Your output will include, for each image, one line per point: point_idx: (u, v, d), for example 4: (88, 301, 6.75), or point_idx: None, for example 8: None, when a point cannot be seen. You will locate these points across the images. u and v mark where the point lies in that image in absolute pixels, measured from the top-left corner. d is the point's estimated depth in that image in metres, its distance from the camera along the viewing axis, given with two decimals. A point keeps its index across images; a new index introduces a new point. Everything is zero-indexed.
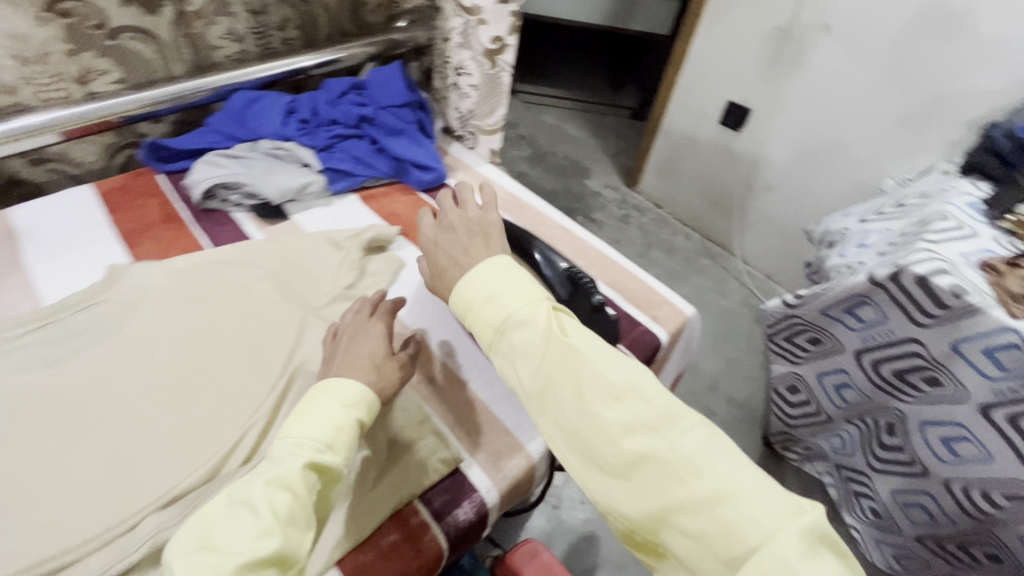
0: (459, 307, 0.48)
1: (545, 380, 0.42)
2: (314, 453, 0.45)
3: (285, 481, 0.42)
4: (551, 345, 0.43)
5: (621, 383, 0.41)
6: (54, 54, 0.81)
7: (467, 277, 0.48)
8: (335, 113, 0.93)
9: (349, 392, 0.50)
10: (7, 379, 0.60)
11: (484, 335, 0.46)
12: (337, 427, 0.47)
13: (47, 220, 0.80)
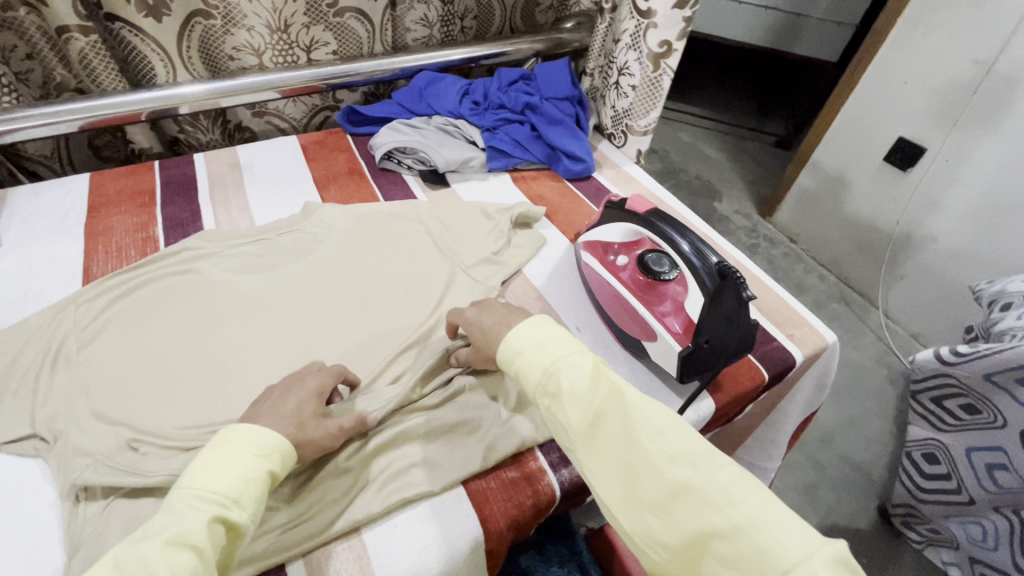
0: (508, 355, 0.51)
1: (593, 417, 0.44)
2: (220, 509, 0.40)
3: (188, 540, 0.37)
4: (596, 384, 0.45)
5: (663, 418, 0.43)
6: (294, 24, 0.98)
7: (513, 332, 0.51)
8: (505, 98, 1.02)
9: (263, 441, 0.45)
10: (229, 277, 0.74)
11: (535, 379, 0.48)
12: (250, 480, 0.42)
13: (264, 160, 0.97)
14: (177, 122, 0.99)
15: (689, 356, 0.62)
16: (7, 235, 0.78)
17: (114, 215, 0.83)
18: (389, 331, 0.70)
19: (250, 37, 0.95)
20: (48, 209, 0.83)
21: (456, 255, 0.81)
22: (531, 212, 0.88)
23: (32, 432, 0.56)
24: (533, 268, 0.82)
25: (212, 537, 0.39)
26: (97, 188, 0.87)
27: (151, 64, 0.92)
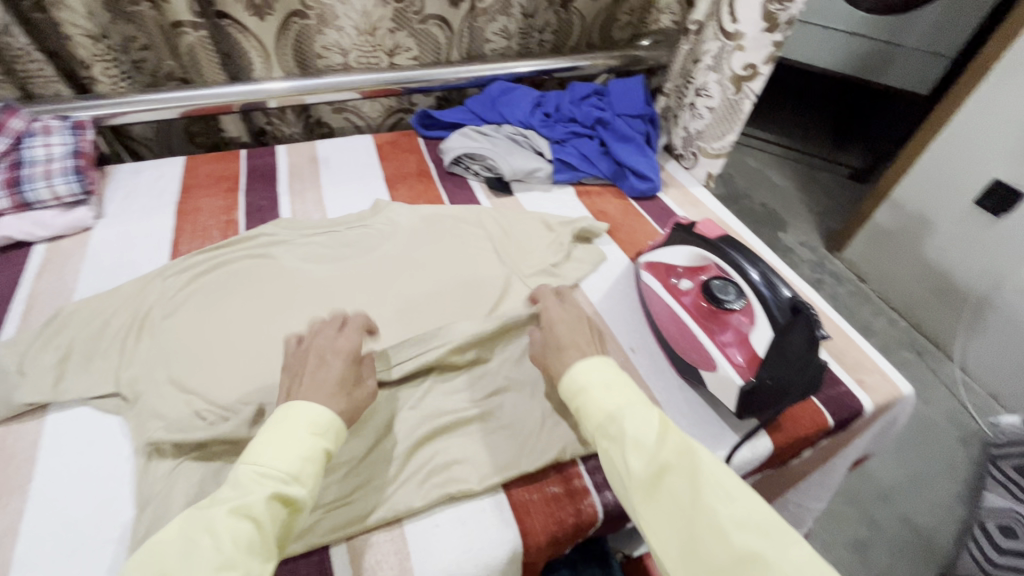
0: (570, 390, 0.52)
1: (658, 467, 0.44)
2: (279, 484, 0.42)
3: (249, 511, 0.40)
4: (664, 437, 0.46)
5: (734, 483, 0.42)
6: (381, 29, 1.02)
7: (581, 366, 0.53)
8: (576, 112, 1.02)
9: (318, 418, 0.47)
10: (298, 264, 0.78)
11: (597, 420, 0.49)
12: (307, 459, 0.45)
13: (340, 155, 1.01)
14: (265, 115, 1.07)
15: (749, 393, 0.60)
16: (108, 207, 0.85)
17: (201, 197, 0.89)
18: (444, 332, 0.71)
19: (340, 38, 1.01)
20: (146, 187, 0.90)
21: (515, 263, 0.82)
22: (594, 227, 0.87)
23: (116, 391, 0.61)
24: (590, 283, 0.82)
25: (272, 510, 0.41)
26: (190, 170, 0.94)
27: (249, 58, 0.98)
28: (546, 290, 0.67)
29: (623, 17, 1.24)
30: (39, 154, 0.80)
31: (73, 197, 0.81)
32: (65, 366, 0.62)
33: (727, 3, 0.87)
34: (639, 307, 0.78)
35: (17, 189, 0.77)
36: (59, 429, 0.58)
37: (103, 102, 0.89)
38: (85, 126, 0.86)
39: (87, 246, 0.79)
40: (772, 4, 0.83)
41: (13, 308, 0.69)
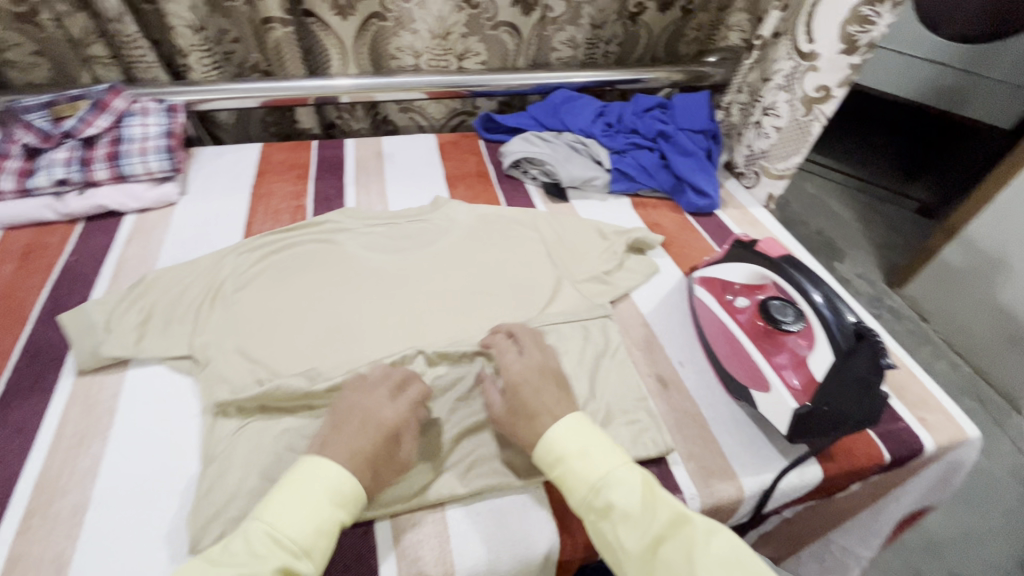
0: (548, 457, 0.51)
1: (651, 541, 0.45)
2: (290, 557, 0.42)
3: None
4: (649, 507, 0.47)
5: (729, 553, 0.43)
6: (453, 34, 1.06)
7: (554, 432, 0.52)
8: (638, 124, 1.03)
9: (339, 488, 0.46)
10: (361, 251, 0.81)
11: (581, 491, 0.49)
12: (319, 531, 0.44)
13: (404, 152, 1.05)
14: (337, 109, 1.12)
15: (802, 417, 0.58)
16: (191, 185, 0.91)
17: (274, 182, 0.94)
18: (494, 327, 0.72)
19: (413, 40, 1.05)
20: (225, 169, 0.96)
21: (567, 267, 0.83)
22: (648, 238, 0.87)
23: (189, 353, 0.65)
24: (641, 294, 0.81)
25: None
26: (265, 157, 0.99)
27: (328, 55, 1.04)
28: (494, 339, 0.62)
29: (691, 32, 1.24)
30: (137, 132, 0.88)
31: (162, 173, 0.87)
32: (145, 326, 0.67)
33: (804, 21, 0.86)
34: (690, 321, 0.77)
35: (116, 162, 0.84)
36: (137, 384, 0.63)
37: (194, 88, 0.95)
38: (178, 109, 0.92)
39: (171, 219, 0.85)
40: (852, 26, 0.80)
41: (104, 271, 0.76)
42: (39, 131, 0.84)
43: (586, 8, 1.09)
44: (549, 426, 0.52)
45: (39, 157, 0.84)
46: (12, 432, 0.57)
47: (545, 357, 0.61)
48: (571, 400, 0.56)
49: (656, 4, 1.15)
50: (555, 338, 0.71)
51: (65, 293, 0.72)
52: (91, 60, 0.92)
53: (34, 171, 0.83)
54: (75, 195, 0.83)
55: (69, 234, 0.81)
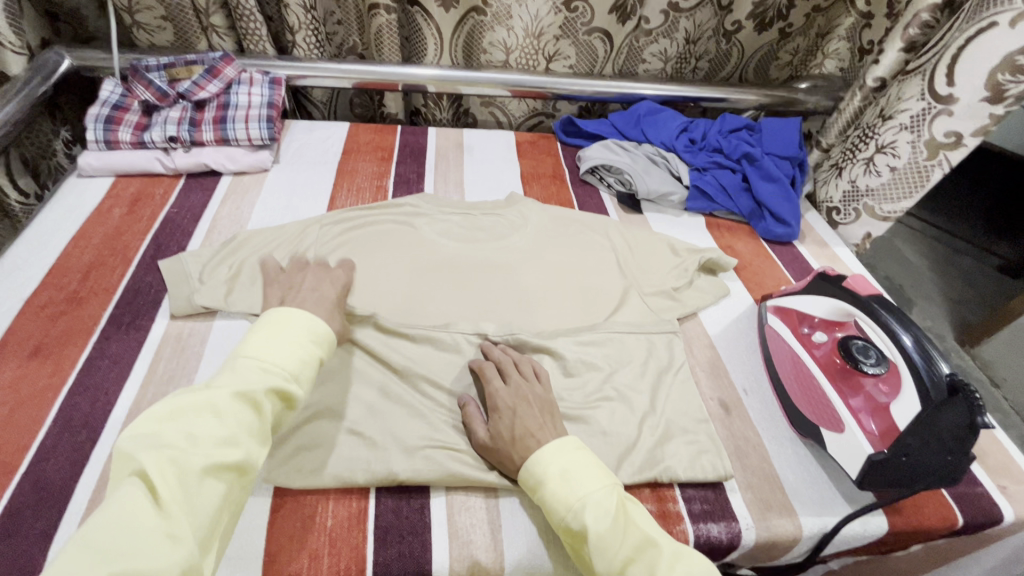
0: (530, 482, 0.52)
1: (621, 563, 0.46)
2: (281, 381, 0.46)
3: (248, 397, 0.44)
4: (619, 523, 0.48)
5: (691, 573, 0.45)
6: (546, 35, 1.06)
7: (541, 454, 0.52)
8: (723, 143, 1.01)
9: (316, 332, 0.52)
10: (436, 237, 0.83)
11: (560, 513, 0.49)
12: (301, 361, 0.49)
13: (482, 145, 1.07)
14: (423, 98, 1.13)
15: (875, 465, 0.56)
16: (283, 155, 0.96)
17: (359, 161, 0.98)
18: (559, 328, 0.72)
19: (507, 36, 1.05)
20: (315, 143, 1.00)
21: (635, 278, 0.82)
22: (722, 261, 0.85)
23: None
24: (709, 316, 0.80)
25: (271, 399, 0.45)
26: (353, 136, 1.03)
27: (425, 44, 1.06)
28: (478, 364, 0.62)
29: (784, 55, 1.21)
30: (242, 101, 0.93)
31: (260, 140, 0.91)
32: (233, 281, 0.71)
33: (944, 64, 0.82)
34: (758, 350, 0.76)
35: (221, 126, 0.89)
36: (221, 334, 0.67)
37: (298, 65, 1.00)
38: (281, 83, 0.97)
39: (263, 185, 0.90)
40: (1003, 74, 0.77)
41: (200, 225, 0.81)
42: (157, 90, 0.90)
43: (683, 22, 1.06)
44: (533, 451, 0.53)
45: (154, 114, 0.91)
46: (111, 362, 0.62)
47: (534, 384, 0.61)
48: (558, 427, 0.56)
49: (752, 22, 1.12)
50: (619, 347, 0.71)
51: (165, 242, 0.77)
52: (210, 29, 0.97)
53: (149, 126, 0.89)
54: (181, 152, 0.88)
55: (172, 187, 0.87)
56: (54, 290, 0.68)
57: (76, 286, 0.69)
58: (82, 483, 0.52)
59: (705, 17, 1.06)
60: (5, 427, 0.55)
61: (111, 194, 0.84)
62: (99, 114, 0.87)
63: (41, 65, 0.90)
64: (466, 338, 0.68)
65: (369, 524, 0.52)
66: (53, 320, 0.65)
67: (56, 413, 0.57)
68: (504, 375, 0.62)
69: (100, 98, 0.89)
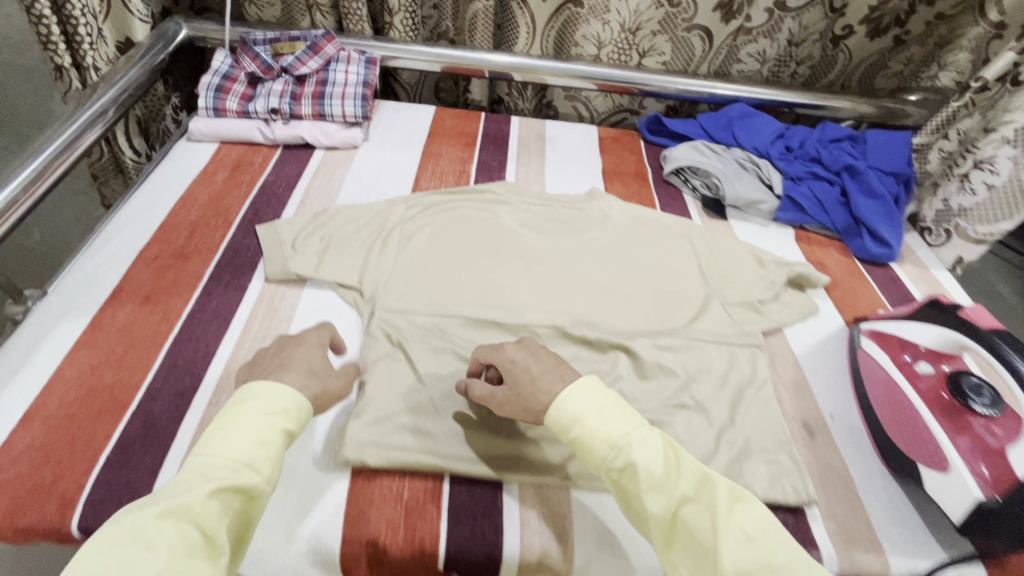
0: (562, 421, 0.49)
1: (674, 505, 0.44)
2: (227, 473, 0.40)
3: (191, 511, 0.37)
4: (665, 466, 0.46)
5: (754, 525, 0.42)
6: (643, 30, 1.03)
7: (567, 392, 0.50)
8: (823, 152, 0.94)
9: (272, 399, 0.45)
10: (517, 226, 0.83)
11: (602, 451, 0.48)
12: (260, 446, 0.42)
13: (565, 137, 1.06)
14: (509, 87, 1.12)
15: (982, 510, 0.53)
16: (373, 133, 0.98)
17: (443, 144, 0.99)
18: (638, 329, 0.71)
19: (601, 31, 1.03)
20: (402, 124, 1.02)
21: (718, 287, 0.79)
22: (813, 277, 0.81)
23: (358, 286, 0.71)
24: (794, 333, 0.76)
25: (218, 504, 0.39)
26: (438, 120, 1.04)
27: (518, 34, 1.05)
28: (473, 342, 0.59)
29: (895, 64, 1.12)
30: (339, 78, 0.95)
31: (354, 118, 0.94)
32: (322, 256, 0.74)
33: None
34: (847, 373, 0.72)
35: (319, 101, 0.92)
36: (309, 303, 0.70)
37: (392, 46, 1.02)
38: (375, 63, 0.99)
39: (353, 161, 0.92)
40: None
41: (294, 195, 0.84)
42: (263, 63, 0.95)
43: (789, 21, 1.01)
44: (559, 391, 0.51)
45: (258, 85, 0.95)
46: (211, 316, 0.65)
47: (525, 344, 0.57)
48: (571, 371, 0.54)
49: (867, 28, 1.05)
50: (699, 355, 0.69)
51: (262, 208, 0.81)
52: (314, 7, 1.01)
53: (253, 97, 0.93)
54: (281, 123, 0.92)
55: (269, 157, 0.90)
56: (164, 245, 0.73)
57: (183, 242, 0.74)
58: (184, 426, 0.55)
59: (814, 18, 1.02)
60: (119, 367, 0.59)
61: (216, 158, 0.88)
62: (211, 83, 0.92)
63: (162, 34, 0.96)
64: (542, 329, 0.68)
65: (444, 501, 0.53)
66: (162, 272, 0.69)
67: (163, 357, 0.61)
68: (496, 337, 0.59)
69: (211, 68, 0.94)
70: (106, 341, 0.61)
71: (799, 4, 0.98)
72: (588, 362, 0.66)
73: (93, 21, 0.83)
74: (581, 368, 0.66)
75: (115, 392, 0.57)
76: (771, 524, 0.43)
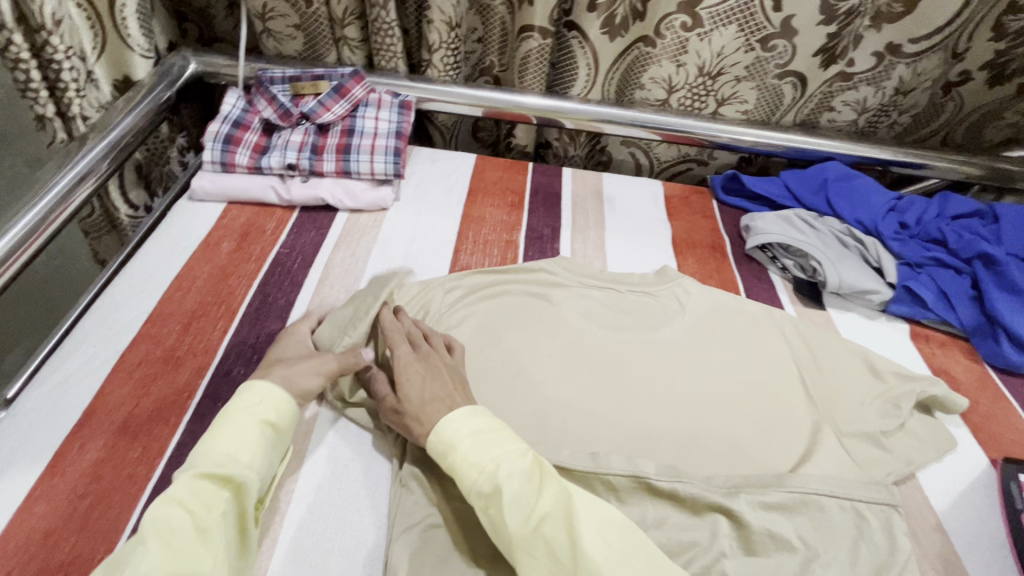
0: (439, 447, 0.47)
1: (536, 520, 0.41)
2: (211, 468, 0.41)
3: (180, 499, 0.39)
4: (530, 483, 0.43)
5: (615, 533, 0.41)
6: (725, 75, 0.89)
7: (447, 420, 0.48)
8: (945, 232, 0.79)
9: (254, 399, 0.47)
10: (579, 319, 0.69)
11: (471, 477, 0.44)
12: (244, 442, 0.44)
13: (625, 196, 0.90)
14: (559, 132, 0.98)
15: None
16: (404, 190, 0.84)
17: (486, 205, 0.84)
18: (737, 477, 0.56)
19: (674, 74, 0.89)
20: (438, 178, 0.88)
21: (828, 410, 0.64)
22: (949, 401, 0.65)
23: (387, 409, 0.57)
24: (928, 478, 0.61)
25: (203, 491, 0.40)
26: (479, 173, 0.90)
27: (575, 74, 0.90)
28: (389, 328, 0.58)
29: (1011, 115, 0.92)
30: (368, 126, 0.82)
31: (384, 176, 0.80)
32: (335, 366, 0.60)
33: None
34: (1009, 545, 0.56)
35: (344, 156, 0.79)
36: (327, 433, 0.56)
37: (431, 87, 0.88)
38: (410, 107, 0.85)
39: (382, 227, 0.78)
40: None
41: (311, 273, 0.70)
42: (280, 107, 0.81)
43: (901, 68, 0.86)
44: (440, 418, 0.49)
45: (274, 134, 0.82)
46: None
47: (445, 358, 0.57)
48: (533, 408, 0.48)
49: (985, 74, 0.88)
50: (818, 518, 0.53)
51: (272, 292, 0.67)
52: (342, 41, 0.87)
53: (267, 148, 0.80)
54: (298, 181, 0.78)
55: (284, 221, 0.77)
56: (152, 344, 0.60)
57: (174, 341, 0.60)
58: None
59: (931, 64, 0.86)
60: (79, 534, 0.46)
61: (222, 223, 0.75)
62: (219, 131, 0.79)
63: (167, 71, 0.83)
64: (620, 483, 0.52)
65: None
66: (145, 387, 0.56)
67: (137, 520, 0.47)
68: (413, 342, 0.57)
69: (221, 112, 0.82)
70: (67, 494, 0.48)
71: (917, 50, 0.83)
72: (679, 529, 0.52)
73: (80, 65, 0.74)
74: (669, 539, 0.51)
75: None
76: (632, 533, 0.42)
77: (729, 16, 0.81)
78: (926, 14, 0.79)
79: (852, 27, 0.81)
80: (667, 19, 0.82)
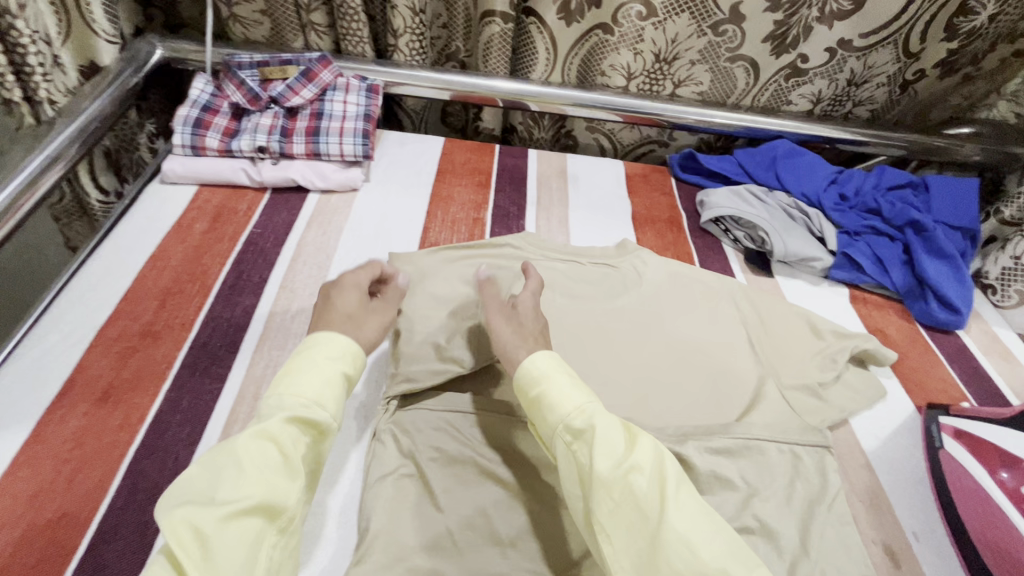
0: (532, 378, 0.51)
1: (625, 467, 0.43)
2: (301, 408, 0.45)
3: (271, 433, 0.42)
4: (620, 436, 0.46)
5: (696, 499, 0.42)
6: (680, 60, 0.93)
7: (552, 357, 0.52)
8: (882, 203, 0.85)
9: (338, 348, 0.50)
10: (543, 290, 0.73)
11: (563, 413, 0.47)
12: (327, 385, 0.47)
13: (588, 176, 0.94)
14: (523, 115, 1.02)
15: None
16: (374, 172, 0.87)
17: (454, 185, 0.88)
18: (687, 426, 0.60)
19: (632, 60, 0.93)
20: (407, 160, 0.90)
21: (772, 366, 0.69)
22: (880, 354, 0.71)
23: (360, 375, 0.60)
24: (861, 425, 0.66)
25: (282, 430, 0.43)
26: (447, 155, 0.93)
27: (535, 58, 0.94)
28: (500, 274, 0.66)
29: (955, 99, 0.99)
30: (336, 110, 0.84)
31: (354, 157, 0.82)
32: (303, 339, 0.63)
33: None
34: (928, 478, 0.62)
35: (314, 138, 0.81)
36: None
37: (397, 71, 0.90)
38: (378, 91, 0.88)
39: (353, 208, 0.81)
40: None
41: (284, 251, 0.73)
42: (249, 91, 0.83)
43: (852, 62, 0.92)
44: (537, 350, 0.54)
45: (244, 118, 0.83)
46: (182, 420, 0.54)
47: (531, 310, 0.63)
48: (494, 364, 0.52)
49: (938, 70, 0.94)
50: (758, 460, 0.58)
51: (247, 269, 0.69)
52: (308, 26, 0.89)
53: (237, 132, 0.82)
54: (269, 164, 0.80)
55: (256, 203, 0.79)
56: (129, 321, 0.62)
57: (151, 317, 0.62)
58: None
59: (881, 58, 0.92)
60: (63, 495, 0.48)
61: (194, 206, 0.77)
62: (188, 115, 0.80)
63: (134, 56, 0.85)
64: None
65: None
66: (123, 359, 0.58)
67: (120, 481, 0.49)
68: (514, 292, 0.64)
69: (189, 97, 0.83)
70: (52, 458, 0.50)
71: (865, 44, 0.90)
72: None
73: (46, 49, 0.75)
74: None
75: (59, 532, 0.46)
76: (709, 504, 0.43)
77: (681, 5, 0.86)
78: (872, 11, 0.85)
79: (799, 16, 0.86)
80: (623, 8, 0.85)
